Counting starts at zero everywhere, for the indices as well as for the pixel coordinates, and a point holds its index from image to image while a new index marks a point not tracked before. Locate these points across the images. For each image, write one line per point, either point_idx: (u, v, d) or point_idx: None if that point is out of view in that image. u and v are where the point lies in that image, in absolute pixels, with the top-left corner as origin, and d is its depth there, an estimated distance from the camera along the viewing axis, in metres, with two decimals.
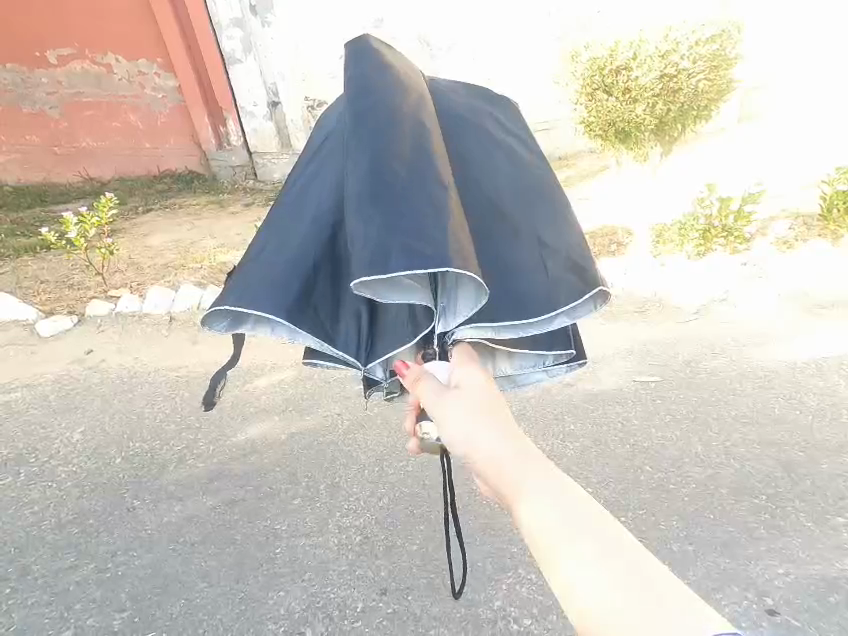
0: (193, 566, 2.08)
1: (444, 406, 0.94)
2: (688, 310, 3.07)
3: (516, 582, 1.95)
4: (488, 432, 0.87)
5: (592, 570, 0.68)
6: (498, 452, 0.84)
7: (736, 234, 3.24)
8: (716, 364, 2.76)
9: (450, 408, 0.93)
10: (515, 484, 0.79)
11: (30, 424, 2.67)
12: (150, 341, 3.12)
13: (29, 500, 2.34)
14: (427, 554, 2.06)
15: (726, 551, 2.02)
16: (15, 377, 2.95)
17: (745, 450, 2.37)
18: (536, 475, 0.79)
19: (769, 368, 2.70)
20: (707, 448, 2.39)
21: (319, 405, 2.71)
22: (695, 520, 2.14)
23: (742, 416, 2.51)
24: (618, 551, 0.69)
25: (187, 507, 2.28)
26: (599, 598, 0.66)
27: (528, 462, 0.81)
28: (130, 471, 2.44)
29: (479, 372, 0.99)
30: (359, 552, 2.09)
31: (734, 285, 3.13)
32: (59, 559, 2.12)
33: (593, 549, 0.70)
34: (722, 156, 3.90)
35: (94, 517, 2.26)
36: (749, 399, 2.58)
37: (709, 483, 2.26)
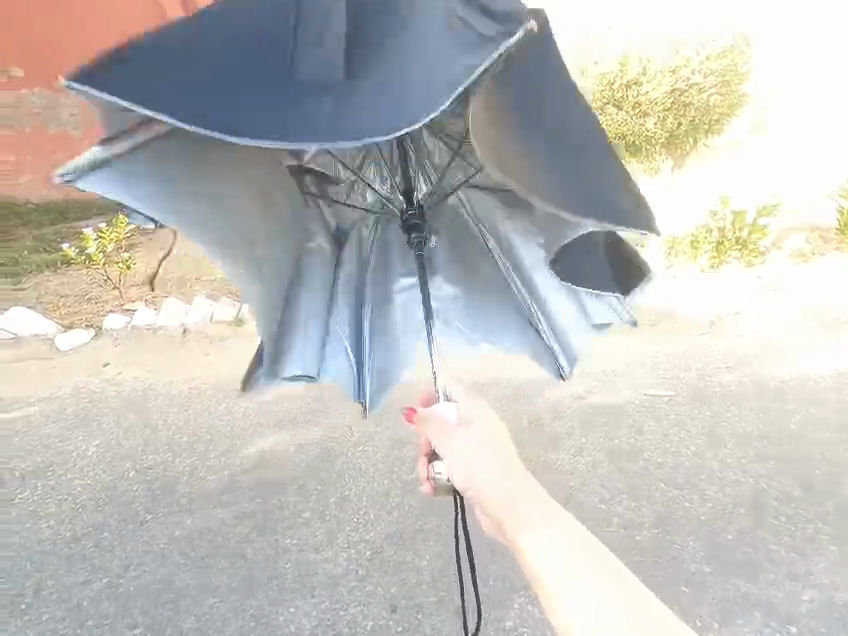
0: (207, 581, 2.12)
1: (444, 433, 0.94)
2: (702, 333, 2.95)
3: (527, 601, 1.95)
4: (485, 460, 0.87)
5: (587, 595, 0.71)
6: (494, 479, 0.84)
7: (750, 246, 3.12)
8: (730, 378, 2.72)
9: (447, 435, 0.93)
10: (510, 512, 0.79)
11: (48, 438, 2.69)
12: (160, 350, 3.02)
13: (46, 513, 2.36)
14: (436, 572, 2.11)
15: (746, 573, 2.07)
16: (28, 391, 2.86)
17: (758, 466, 2.37)
18: (530, 501, 0.80)
19: (780, 381, 2.70)
20: (723, 465, 2.39)
21: (325, 416, 2.63)
22: (703, 543, 2.16)
23: (757, 433, 2.49)
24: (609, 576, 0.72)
25: (198, 520, 2.30)
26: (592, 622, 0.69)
27: (525, 491, 0.82)
28: (144, 483, 2.45)
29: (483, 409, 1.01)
30: (369, 567, 2.14)
31: (749, 297, 3.07)
32: (73, 573, 2.16)
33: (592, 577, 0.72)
34: (771, 147, 3.25)
35: (109, 530, 2.29)
36: (764, 414, 2.56)
37: (726, 502, 2.26)
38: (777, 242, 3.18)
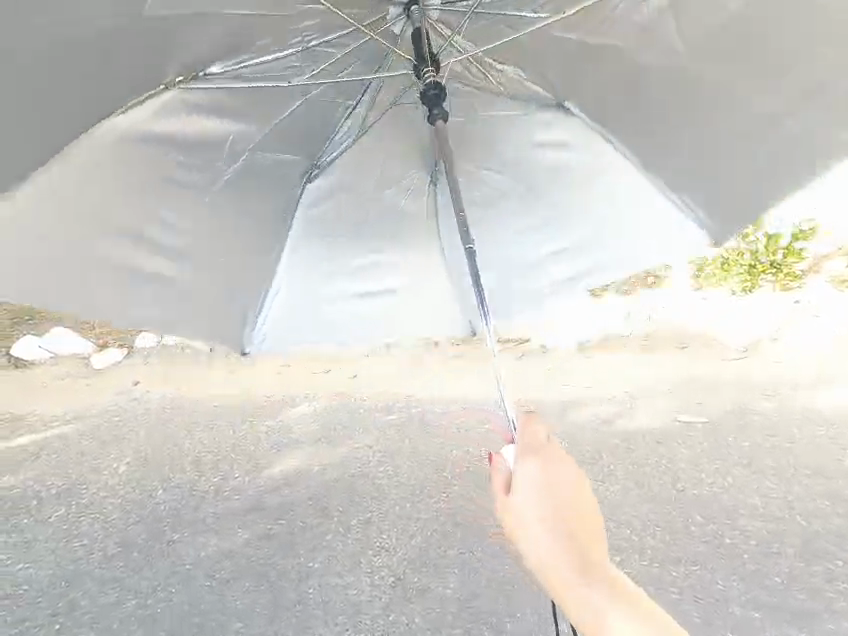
0: (232, 603, 2.21)
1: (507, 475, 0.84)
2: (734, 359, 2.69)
3: (536, 615, 2.13)
4: (551, 522, 0.77)
5: None
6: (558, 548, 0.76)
7: (786, 270, 2.80)
8: (766, 407, 2.55)
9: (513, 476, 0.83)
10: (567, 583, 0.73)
11: (80, 453, 2.56)
12: (180, 364, 2.78)
13: (79, 531, 2.37)
14: (462, 601, 2.17)
15: (798, 621, 2.09)
16: (57, 403, 2.68)
17: (811, 504, 2.30)
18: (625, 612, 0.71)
19: (836, 414, 2.50)
20: (767, 501, 2.33)
21: (362, 429, 2.62)
22: (748, 583, 2.17)
23: (803, 465, 2.40)
24: None
25: (223, 541, 2.34)
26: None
27: (599, 566, 0.74)
28: (172, 504, 2.45)
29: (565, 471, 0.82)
30: (392, 595, 2.21)
31: (799, 318, 2.74)
32: (104, 594, 2.23)
33: None
34: None
35: (137, 550, 2.33)
36: (809, 446, 2.44)
37: (773, 542, 2.24)
38: (815, 267, 2.79)
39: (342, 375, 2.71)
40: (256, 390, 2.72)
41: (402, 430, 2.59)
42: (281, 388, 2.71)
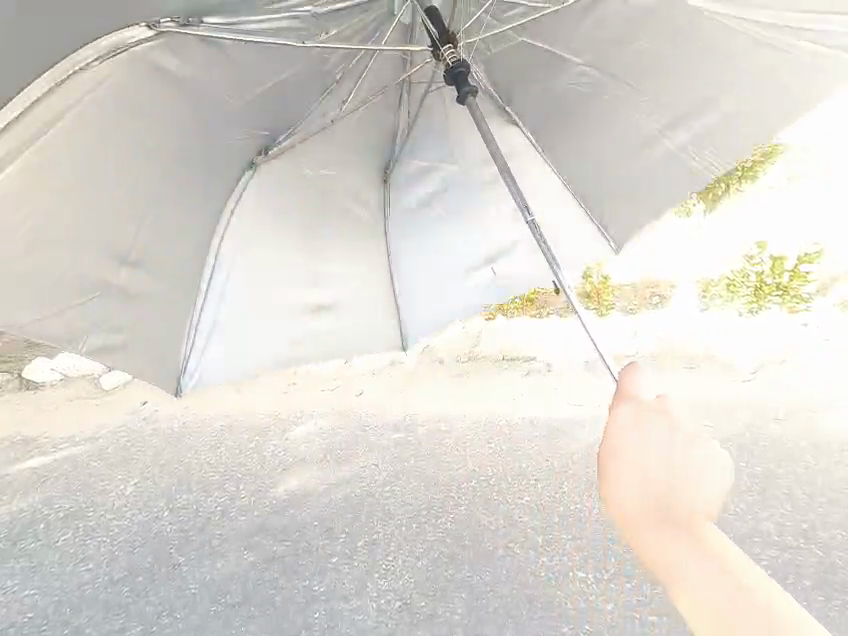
0: (238, 628, 2.16)
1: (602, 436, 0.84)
2: (741, 384, 2.67)
3: None
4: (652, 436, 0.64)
5: None
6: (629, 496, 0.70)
7: (793, 291, 2.74)
8: (779, 429, 2.53)
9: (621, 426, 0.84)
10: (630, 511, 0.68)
11: (89, 475, 2.55)
12: None
13: (85, 555, 2.34)
14: (472, 625, 2.12)
15: None
16: (67, 425, 2.70)
17: (829, 533, 2.25)
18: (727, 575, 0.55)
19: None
20: (782, 527, 2.28)
21: (363, 448, 2.62)
22: None
23: (823, 492, 2.34)
24: None
25: (229, 563, 2.31)
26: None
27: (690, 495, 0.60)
28: (177, 526, 2.42)
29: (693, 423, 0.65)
30: (398, 620, 2.16)
31: (808, 339, 2.72)
32: (109, 621, 2.18)
33: None
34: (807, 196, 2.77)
35: (141, 574, 2.30)
36: (826, 474, 2.38)
37: (788, 570, 2.17)
38: (824, 288, 2.74)
39: (344, 395, 2.82)
40: (261, 410, 2.78)
41: (406, 451, 2.60)
42: (279, 409, 2.78)
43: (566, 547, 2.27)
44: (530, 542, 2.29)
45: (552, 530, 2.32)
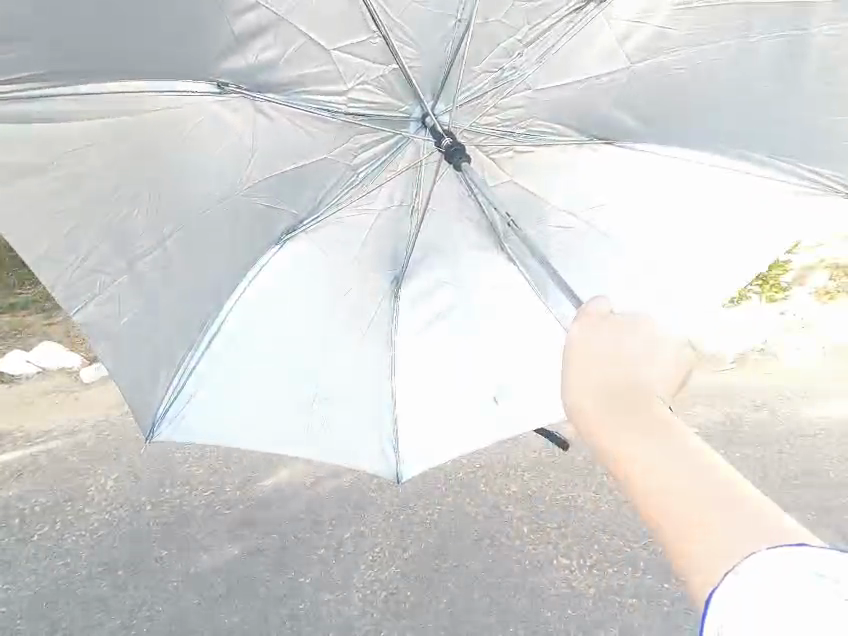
0: (223, 619, 2.22)
1: (599, 375, 0.85)
2: (711, 377, 2.70)
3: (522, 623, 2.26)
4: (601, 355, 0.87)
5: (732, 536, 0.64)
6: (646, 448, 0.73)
7: (772, 282, 2.75)
8: (760, 417, 2.66)
9: (622, 359, 0.86)
10: (649, 468, 0.71)
11: (66, 468, 2.47)
12: None
13: (64, 549, 2.32)
14: (453, 615, 2.24)
15: None
16: (43, 415, 2.58)
17: None
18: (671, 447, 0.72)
19: (817, 426, 2.68)
20: None
21: None
22: None
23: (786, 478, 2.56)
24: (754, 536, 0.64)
25: (212, 557, 2.30)
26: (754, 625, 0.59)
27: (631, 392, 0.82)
28: (160, 519, 2.38)
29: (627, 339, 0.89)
30: (384, 610, 2.25)
31: (783, 332, 2.79)
32: (89, 614, 2.23)
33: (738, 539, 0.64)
34: None
35: (123, 567, 2.29)
36: (790, 458, 2.60)
37: None
38: (800, 278, 2.78)
39: None
40: None
41: None
42: None
43: (552, 539, 2.39)
44: (519, 537, 2.38)
45: (538, 526, 2.41)
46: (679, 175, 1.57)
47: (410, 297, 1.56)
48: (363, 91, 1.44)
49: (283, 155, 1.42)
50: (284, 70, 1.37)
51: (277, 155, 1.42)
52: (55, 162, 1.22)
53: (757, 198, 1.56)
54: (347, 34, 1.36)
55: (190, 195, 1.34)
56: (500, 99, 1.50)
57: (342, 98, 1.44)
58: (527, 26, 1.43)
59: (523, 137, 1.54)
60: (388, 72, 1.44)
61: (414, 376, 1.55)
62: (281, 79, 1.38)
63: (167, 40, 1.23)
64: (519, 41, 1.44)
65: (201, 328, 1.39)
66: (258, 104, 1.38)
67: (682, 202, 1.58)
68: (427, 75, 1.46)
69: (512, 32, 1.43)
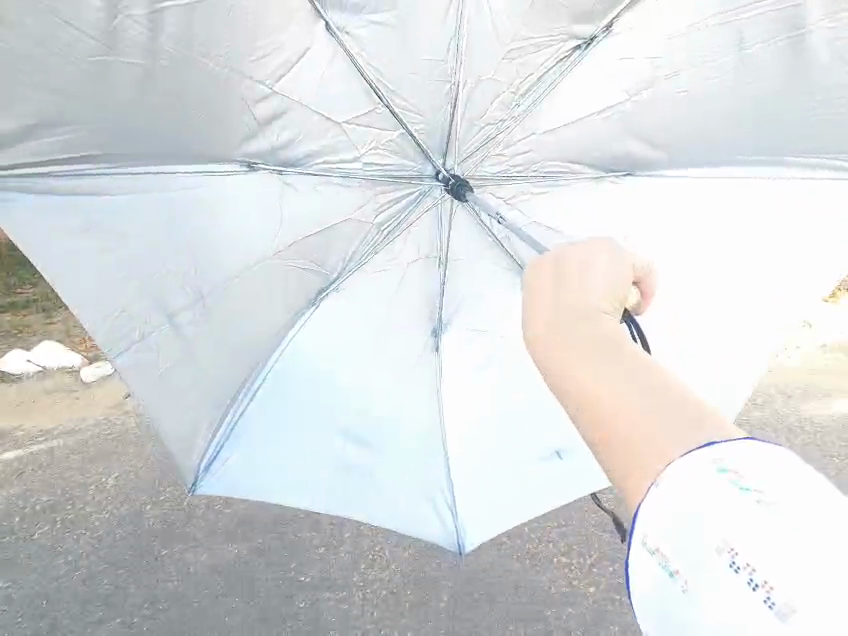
0: (221, 618, 2.14)
1: (543, 291, 0.65)
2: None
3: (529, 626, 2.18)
4: (557, 280, 0.65)
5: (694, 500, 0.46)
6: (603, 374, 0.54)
7: None
8: (754, 416, 2.70)
9: (580, 278, 0.65)
10: (615, 405, 0.51)
11: (69, 469, 2.52)
12: None
13: (64, 548, 2.30)
14: (457, 615, 2.19)
15: None
16: (48, 418, 2.70)
17: None
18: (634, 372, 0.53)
19: (817, 422, 2.67)
20: None
21: None
22: None
23: None
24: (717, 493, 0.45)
25: (212, 556, 2.31)
26: (676, 561, 0.45)
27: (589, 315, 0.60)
28: (163, 518, 2.42)
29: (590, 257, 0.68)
30: (386, 609, 2.20)
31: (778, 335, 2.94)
32: (86, 613, 2.12)
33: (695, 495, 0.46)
34: None
35: (123, 567, 2.26)
36: (797, 454, 2.53)
37: None
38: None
39: None
40: None
41: None
42: None
43: (551, 536, 2.45)
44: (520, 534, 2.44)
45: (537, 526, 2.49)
46: (705, 193, 1.40)
47: (454, 350, 1.43)
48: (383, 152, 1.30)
49: (299, 218, 1.26)
50: (297, 142, 1.23)
51: (294, 218, 1.26)
52: (91, 235, 1.08)
53: (803, 212, 1.39)
54: (354, 110, 1.24)
55: (212, 264, 1.18)
56: (507, 151, 1.34)
57: (359, 163, 1.29)
58: (518, 79, 1.30)
59: (542, 186, 1.37)
60: (400, 138, 1.29)
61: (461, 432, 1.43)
62: (296, 148, 1.23)
63: (170, 113, 1.08)
64: (512, 92, 1.31)
65: (233, 398, 1.28)
66: (285, 180, 1.25)
67: (716, 225, 1.39)
68: (435, 136, 1.31)
69: (503, 87, 1.30)
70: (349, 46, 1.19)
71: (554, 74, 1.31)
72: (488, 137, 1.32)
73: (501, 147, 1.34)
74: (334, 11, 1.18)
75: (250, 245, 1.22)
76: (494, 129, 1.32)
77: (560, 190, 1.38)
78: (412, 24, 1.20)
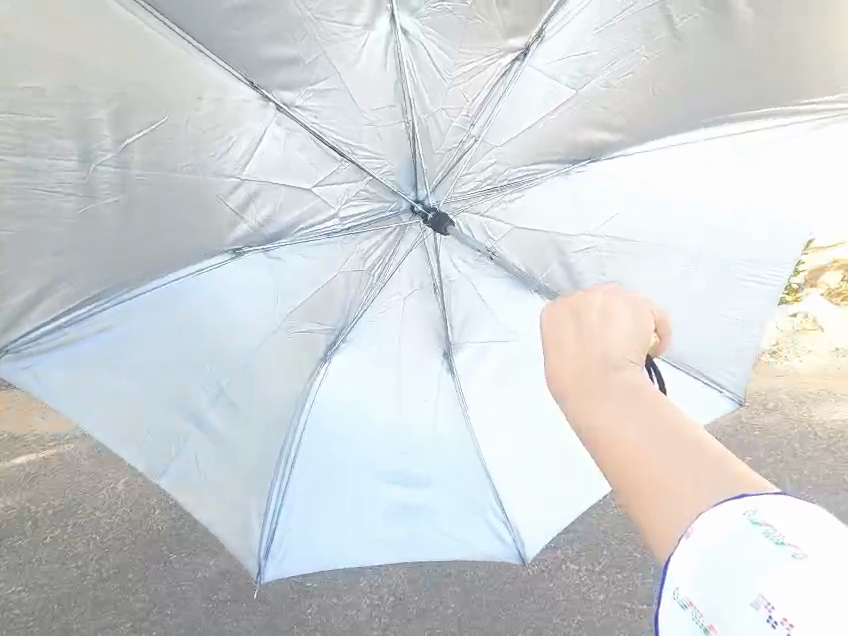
0: (231, 625, 2.22)
1: (566, 346, 0.74)
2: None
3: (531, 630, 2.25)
4: (579, 340, 0.74)
5: (727, 558, 0.55)
6: (626, 422, 0.63)
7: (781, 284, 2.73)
8: (770, 420, 2.69)
9: (598, 337, 0.73)
10: (650, 457, 0.60)
11: (80, 472, 2.47)
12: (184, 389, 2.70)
13: (75, 552, 2.33)
14: (462, 622, 2.23)
15: None
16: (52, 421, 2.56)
17: None
18: (662, 422, 0.62)
19: (832, 429, 2.68)
20: None
21: None
22: None
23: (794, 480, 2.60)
24: (743, 552, 0.54)
25: (221, 561, 2.31)
26: (707, 614, 0.55)
27: (610, 371, 0.69)
28: (170, 523, 2.38)
29: (611, 312, 0.77)
30: (392, 615, 2.25)
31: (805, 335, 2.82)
32: (99, 615, 2.24)
33: (729, 554, 0.55)
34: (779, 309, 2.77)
35: (133, 572, 2.30)
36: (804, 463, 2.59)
37: None
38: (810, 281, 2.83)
39: None
40: None
41: None
42: None
43: (558, 542, 2.36)
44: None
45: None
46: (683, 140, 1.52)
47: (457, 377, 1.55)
48: (351, 208, 1.44)
49: (284, 295, 1.43)
50: (278, 215, 1.39)
51: (280, 292, 1.43)
52: (121, 361, 1.35)
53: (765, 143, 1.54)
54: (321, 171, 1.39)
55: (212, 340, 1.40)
56: (471, 172, 1.46)
57: (335, 221, 1.44)
58: (468, 102, 1.40)
59: (512, 193, 1.51)
60: (363, 185, 1.42)
61: (456, 471, 1.57)
62: (278, 222, 1.40)
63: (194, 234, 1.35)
64: (467, 116, 1.41)
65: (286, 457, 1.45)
66: (273, 258, 1.41)
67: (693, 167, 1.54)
68: (398, 169, 1.42)
69: (454, 115, 1.40)
70: (299, 119, 1.33)
71: (496, 92, 1.41)
72: (453, 161, 1.44)
73: (467, 167, 1.46)
74: (273, 87, 1.30)
75: (237, 329, 1.40)
76: (457, 153, 1.44)
77: (527, 190, 1.52)
78: (352, 85, 1.32)
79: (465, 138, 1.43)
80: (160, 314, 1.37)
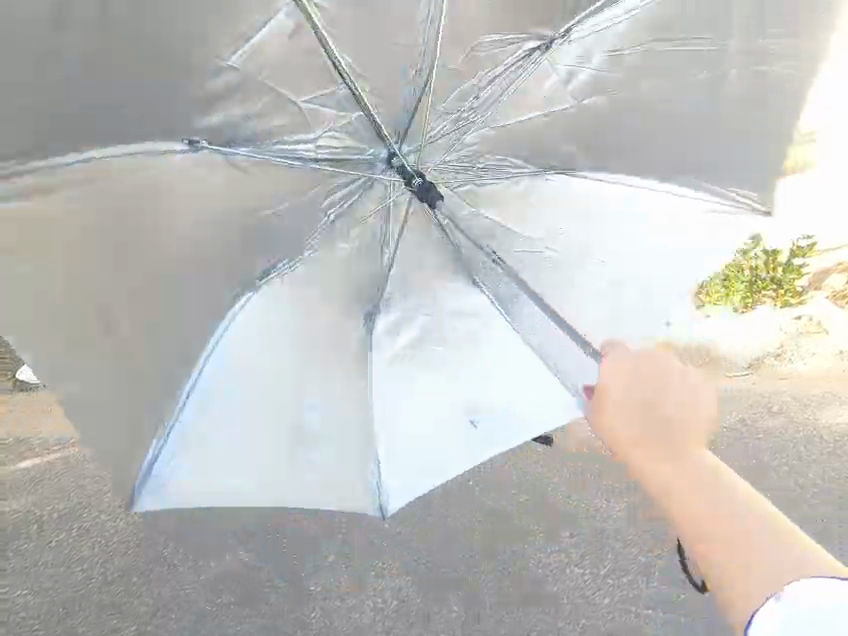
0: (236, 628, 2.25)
1: (627, 426, 1.13)
2: (723, 385, 2.72)
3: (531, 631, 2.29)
4: (634, 419, 1.13)
5: (800, 606, 0.85)
6: (675, 480, 1.04)
7: (785, 286, 2.75)
8: (774, 422, 2.67)
9: (648, 421, 1.13)
10: (697, 504, 1.00)
11: (83, 476, 2.41)
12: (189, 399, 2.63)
13: (80, 556, 2.34)
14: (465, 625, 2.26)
15: None
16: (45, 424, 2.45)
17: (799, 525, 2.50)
18: (709, 489, 1.02)
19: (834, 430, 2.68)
20: None
21: None
22: None
23: (795, 482, 2.62)
24: (810, 599, 0.85)
25: (224, 563, 2.30)
26: None
27: (661, 439, 1.10)
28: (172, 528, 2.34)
29: (640, 384, 1.20)
30: (396, 618, 2.26)
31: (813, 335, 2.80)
32: (103, 618, 2.29)
33: (799, 603, 0.85)
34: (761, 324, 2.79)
35: (137, 575, 2.31)
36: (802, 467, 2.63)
37: None
38: (816, 283, 2.77)
39: None
40: None
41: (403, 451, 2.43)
42: None
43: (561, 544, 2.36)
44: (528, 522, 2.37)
45: (530, 520, 2.36)
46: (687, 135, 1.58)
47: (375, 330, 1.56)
48: (330, 138, 1.51)
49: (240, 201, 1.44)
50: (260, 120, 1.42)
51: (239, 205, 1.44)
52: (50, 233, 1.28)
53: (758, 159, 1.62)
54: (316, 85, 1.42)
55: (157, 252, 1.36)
56: (456, 138, 1.58)
57: (314, 148, 1.51)
58: (479, 75, 1.49)
59: (486, 176, 1.64)
60: (354, 119, 1.50)
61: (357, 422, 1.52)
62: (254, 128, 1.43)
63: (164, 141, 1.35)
64: (476, 87, 1.51)
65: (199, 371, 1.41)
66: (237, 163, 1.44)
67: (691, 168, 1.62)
68: (390, 110, 1.51)
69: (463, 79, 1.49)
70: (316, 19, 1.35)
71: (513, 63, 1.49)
72: (441, 127, 1.55)
73: (454, 132, 1.57)
74: None
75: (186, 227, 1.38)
76: (448, 119, 1.55)
77: (499, 179, 1.64)
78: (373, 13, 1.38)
79: (461, 110, 1.54)
80: (125, 211, 1.33)
